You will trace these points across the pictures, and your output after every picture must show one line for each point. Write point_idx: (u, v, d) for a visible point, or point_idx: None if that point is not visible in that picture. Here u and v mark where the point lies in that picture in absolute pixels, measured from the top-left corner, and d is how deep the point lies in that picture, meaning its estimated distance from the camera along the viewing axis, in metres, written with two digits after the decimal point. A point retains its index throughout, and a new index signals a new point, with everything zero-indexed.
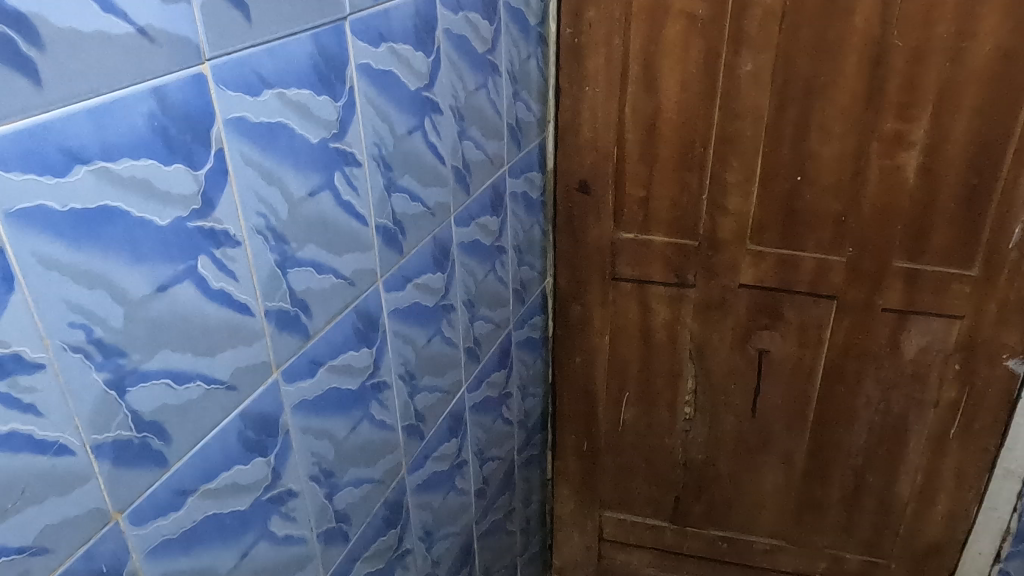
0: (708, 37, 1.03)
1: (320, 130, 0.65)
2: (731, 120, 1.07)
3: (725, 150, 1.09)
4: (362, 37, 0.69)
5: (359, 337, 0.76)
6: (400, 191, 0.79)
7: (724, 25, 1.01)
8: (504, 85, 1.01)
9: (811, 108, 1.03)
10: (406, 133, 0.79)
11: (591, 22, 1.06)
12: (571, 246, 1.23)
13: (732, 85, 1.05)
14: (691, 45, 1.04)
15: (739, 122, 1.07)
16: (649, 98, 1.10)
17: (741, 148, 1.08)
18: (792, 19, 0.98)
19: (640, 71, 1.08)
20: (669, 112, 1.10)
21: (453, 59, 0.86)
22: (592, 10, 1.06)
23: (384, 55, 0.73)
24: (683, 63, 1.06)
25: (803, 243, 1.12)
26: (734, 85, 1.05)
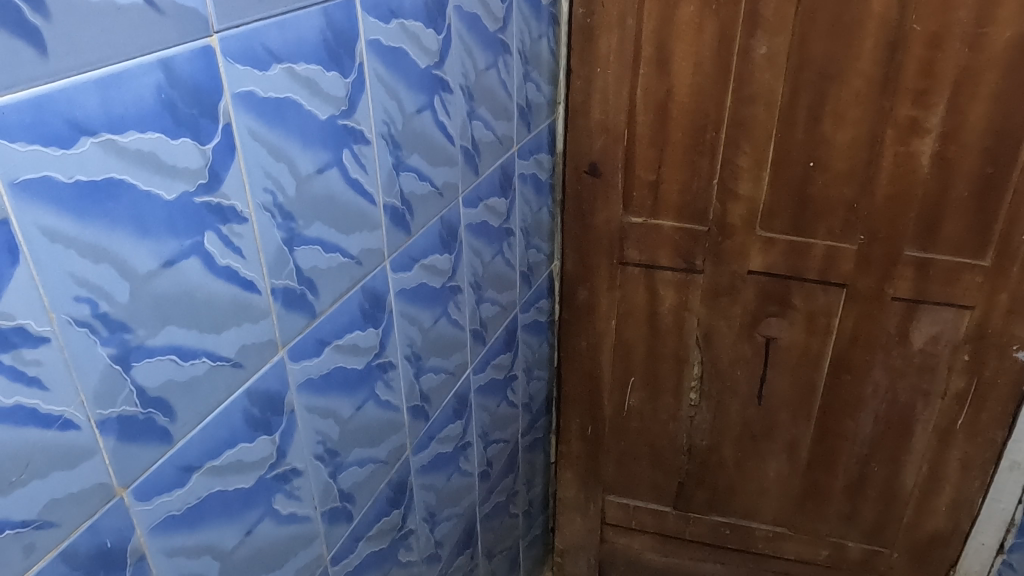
0: (722, 19, 1.01)
1: (328, 107, 0.64)
2: (743, 104, 1.06)
3: (737, 134, 1.08)
4: (373, 13, 0.68)
5: (365, 317, 0.75)
6: (409, 170, 0.79)
7: (739, 7, 1.00)
8: (515, 65, 1.00)
9: (825, 94, 1.02)
10: (415, 112, 0.78)
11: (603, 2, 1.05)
12: (579, 230, 1.22)
13: (746, 68, 1.03)
14: (705, 27, 1.03)
15: (752, 106, 1.05)
16: (661, 80, 1.08)
17: (752, 133, 1.07)
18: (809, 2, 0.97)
19: (653, 53, 1.07)
20: (681, 95, 1.08)
21: (464, 38, 0.85)
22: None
23: (395, 31, 0.72)
24: (697, 45, 1.04)
25: (814, 230, 1.11)
26: (747, 68, 1.03)
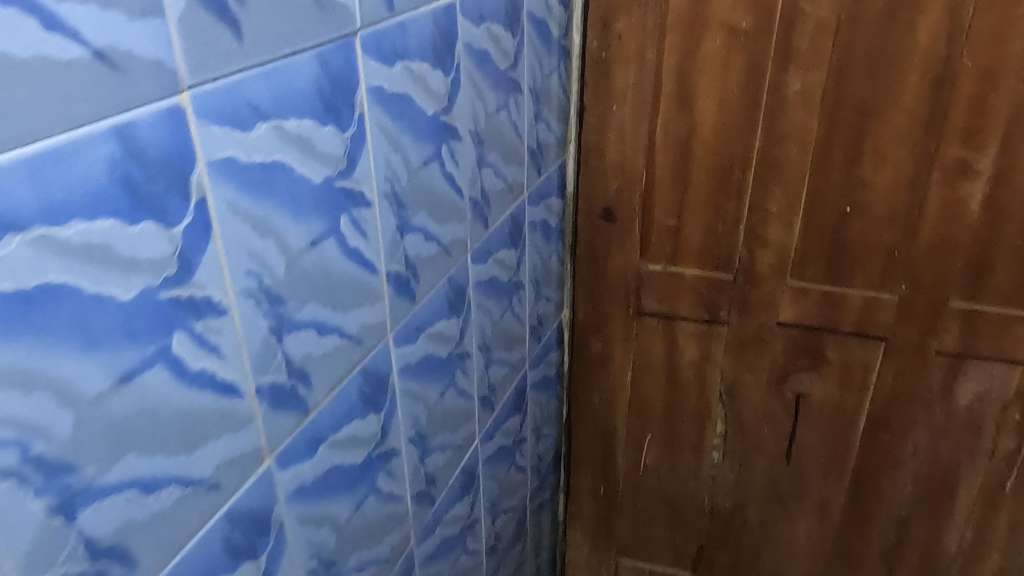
0: (751, 52, 0.93)
1: (324, 167, 0.54)
2: (774, 145, 0.96)
3: (767, 177, 0.98)
4: (375, 56, 0.58)
5: (365, 403, 0.65)
6: (414, 231, 0.69)
7: (771, 40, 0.91)
8: (526, 104, 0.90)
9: (864, 134, 0.93)
10: (421, 165, 0.68)
11: (620, 33, 0.96)
12: (592, 277, 1.13)
13: (778, 104, 0.94)
14: (732, 61, 0.94)
15: (784, 145, 0.96)
16: (683, 118, 0.99)
17: (784, 175, 0.98)
18: (849, 34, 0.88)
19: (675, 89, 0.97)
20: (705, 133, 0.99)
21: (474, 78, 0.76)
22: (623, 21, 0.95)
23: (399, 75, 0.62)
24: (723, 80, 0.95)
25: (850, 279, 1.02)
26: (779, 105, 0.94)
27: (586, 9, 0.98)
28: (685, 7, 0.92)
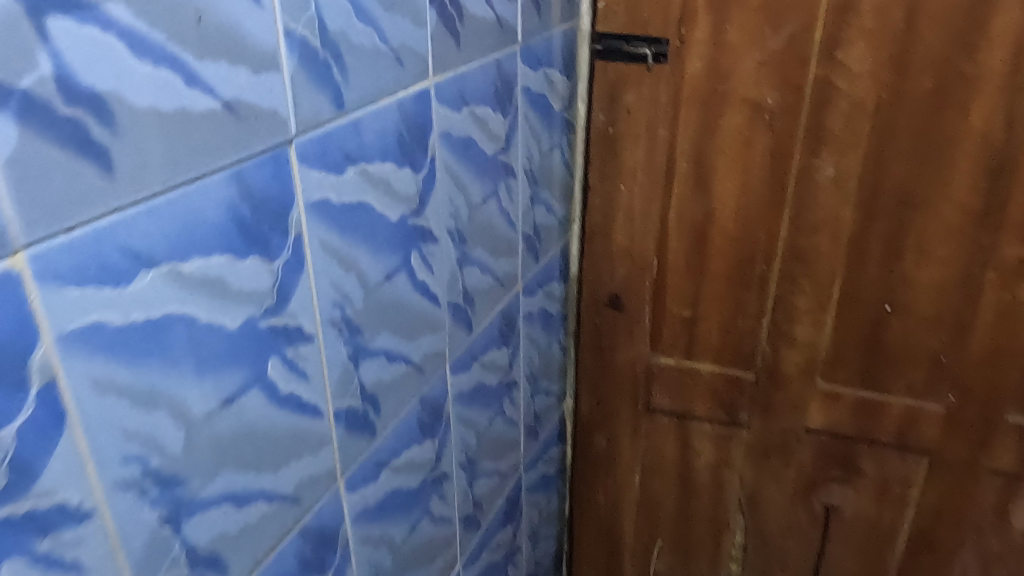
0: (777, 131, 0.82)
1: (244, 308, 0.44)
2: (802, 234, 0.85)
3: (794, 269, 0.87)
4: (318, 164, 0.48)
5: (305, 569, 0.54)
6: (373, 356, 0.58)
7: (800, 119, 0.80)
8: (519, 187, 0.80)
9: (906, 226, 0.81)
10: (383, 279, 0.58)
11: (629, 107, 0.86)
12: (598, 370, 1.02)
13: (807, 190, 0.83)
14: (755, 141, 0.83)
15: (814, 236, 0.85)
16: (700, 201, 0.88)
17: (813, 268, 0.86)
18: (890, 115, 0.77)
19: (690, 170, 0.87)
20: (724, 218, 0.88)
21: (454, 170, 0.66)
22: (632, 94, 0.85)
23: (352, 181, 0.52)
24: (745, 161, 0.84)
25: (888, 385, 0.89)
26: (808, 190, 0.83)
27: (592, 79, 0.88)
28: (702, 80, 0.82)
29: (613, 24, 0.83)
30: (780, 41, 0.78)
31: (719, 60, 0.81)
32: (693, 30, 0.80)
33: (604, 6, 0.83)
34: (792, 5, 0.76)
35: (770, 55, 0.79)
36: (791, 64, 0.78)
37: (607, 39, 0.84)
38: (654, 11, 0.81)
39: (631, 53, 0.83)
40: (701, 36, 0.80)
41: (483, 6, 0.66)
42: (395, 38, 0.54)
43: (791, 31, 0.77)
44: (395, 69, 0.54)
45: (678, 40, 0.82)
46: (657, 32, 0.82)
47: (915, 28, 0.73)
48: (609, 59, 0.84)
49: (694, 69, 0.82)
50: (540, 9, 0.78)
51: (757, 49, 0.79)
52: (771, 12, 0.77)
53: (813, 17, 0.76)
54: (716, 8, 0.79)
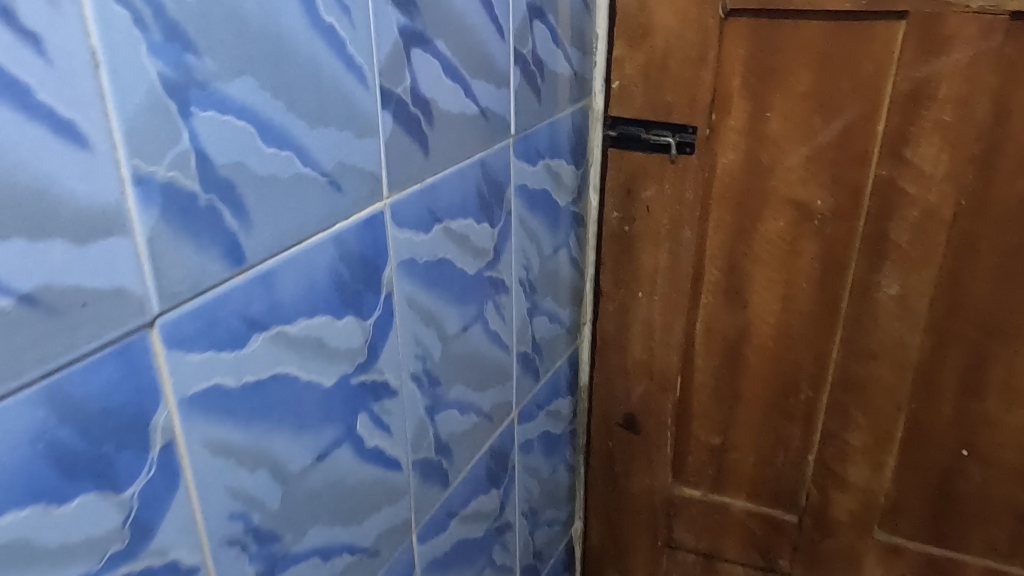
0: (827, 239, 0.69)
1: (69, 567, 0.31)
2: (857, 361, 0.71)
3: (846, 400, 0.73)
4: (200, 342, 0.35)
5: None
6: (300, 560, 0.45)
7: (856, 225, 0.67)
8: (513, 302, 0.67)
9: (987, 358, 0.67)
10: (313, 461, 0.44)
11: (650, 204, 0.74)
12: (610, 495, 0.88)
13: (866, 309, 0.69)
14: (801, 249, 0.70)
15: (874, 364, 0.71)
16: (732, 314, 0.75)
17: (870, 401, 0.72)
18: (970, 225, 0.64)
19: (722, 278, 0.74)
20: (761, 336, 0.75)
21: (420, 303, 0.52)
22: (652, 189, 0.73)
23: (262, 352, 0.39)
24: (789, 272, 0.71)
25: (964, 542, 0.74)
26: (866, 309, 0.69)
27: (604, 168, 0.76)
28: (737, 175, 0.70)
29: (631, 108, 0.72)
30: (832, 133, 0.66)
31: (758, 153, 0.69)
32: (726, 118, 0.69)
33: (619, 86, 0.71)
34: (848, 92, 0.64)
35: (819, 149, 0.67)
36: (845, 162, 0.66)
37: (622, 124, 0.72)
38: (680, 95, 0.69)
39: (652, 141, 0.71)
40: (735, 125, 0.69)
41: (460, 98, 0.53)
42: (328, 158, 0.41)
43: (845, 122, 0.65)
44: (329, 198, 0.41)
45: (708, 128, 0.69)
46: (682, 119, 0.70)
47: (1004, 123, 0.60)
48: (625, 146, 0.73)
49: (727, 162, 0.70)
50: (540, 92, 0.65)
51: (804, 142, 0.67)
52: (820, 99, 0.65)
53: (874, 105, 0.64)
54: (755, 94, 0.67)
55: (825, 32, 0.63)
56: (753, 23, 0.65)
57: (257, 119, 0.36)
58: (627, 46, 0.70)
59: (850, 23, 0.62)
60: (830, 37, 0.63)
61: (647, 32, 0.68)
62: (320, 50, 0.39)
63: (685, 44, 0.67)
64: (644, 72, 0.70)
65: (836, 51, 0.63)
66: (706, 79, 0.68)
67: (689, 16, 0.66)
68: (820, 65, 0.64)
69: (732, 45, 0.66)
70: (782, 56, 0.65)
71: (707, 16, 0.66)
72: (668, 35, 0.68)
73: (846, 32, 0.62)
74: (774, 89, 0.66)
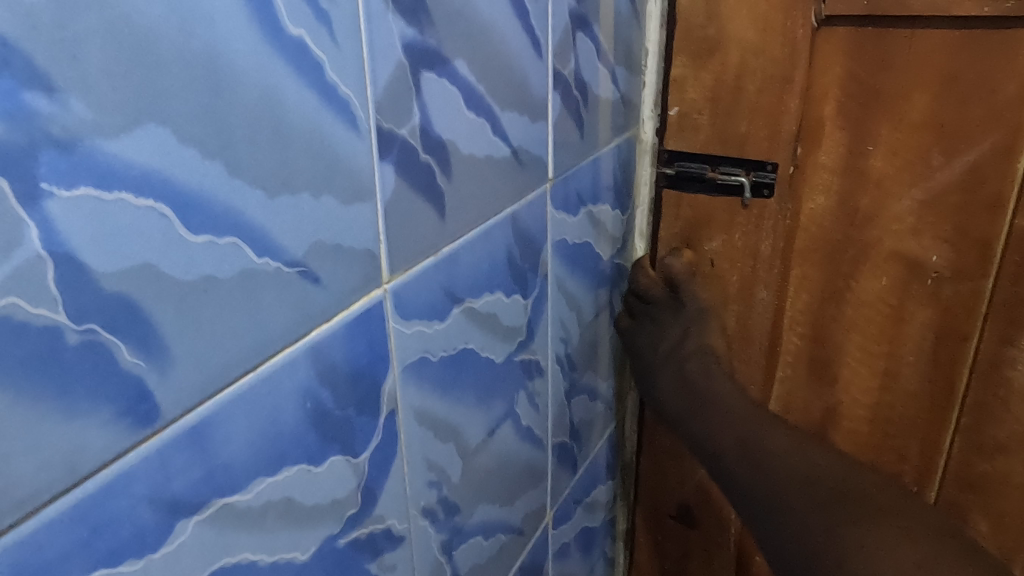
0: (946, 304, 0.59)
1: None
2: (979, 456, 0.62)
3: (965, 499, 0.64)
4: (81, 555, 0.22)
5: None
6: None
7: (984, 286, 0.57)
8: (550, 385, 0.53)
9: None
10: None
11: (715, 258, 0.64)
12: (687, 403, 0.60)
13: (994, 393, 0.59)
14: (909, 314, 0.60)
15: (1001, 458, 0.61)
16: (818, 394, 0.66)
17: (997, 504, 0.63)
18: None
19: (805, 348, 0.65)
20: (852, 419, 0.66)
21: (434, 413, 0.39)
22: (717, 241, 0.64)
23: (201, 541, 0.26)
24: (893, 342, 0.61)
25: None
26: (996, 394, 0.59)
27: (658, 217, 0.66)
28: (830, 226, 0.60)
29: (693, 142, 0.61)
30: (955, 174, 0.55)
31: (857, 198, 0.59)
32: (815, 153, 0.58)
33: (678, 115, 0.61)
34: (979, 121, 0.53)
35: (935, 194, 0.56)
36: (975, 210, 0.55)
37: (682, 161, 0.62)
38: (758, 124, 0.58)
39: (719, 181, 0.61)
40: (828, 162, 0.58)
41: (488, 137, 0.39)
42: (299, 240, 0.27)
43: (974, 159, 0.54)
44: (301, 296, 0.28)
45: (791, 164, 0.59)
46: (759, 155, 0.59)
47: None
48: (687, 185, 0.63)
49: (815, 208, 0.60)
50: (582, 123, 0.52)
51: (916, 185, 0.56)
52: (942, 129, 0.54)
53: (1014, 138, 0.52)
54: (855, 123, 0.56)
55: (948, 46, 0.52)
56: (855, 36, 0.54)
57: (174, 193, 0.22)
58: (690, 63, 0.59)
59: (984, 35, 0.51)
60: (957, 52, 0.52)
61: (719, 47, 0.57)
62: (282, 76, 0.25)
63: (768, 62, 0.56)
64: (711, 97, 0.59)
65: (964, 71, 0.52)
66: (792, 105, 0.57)
67: (771, 26, 0.55)
68: (943, 89, 0.53)
69: (826, 64, 0.55)
70: (891, 77, 0.54)
71: (797, 27, 0.55)
72: (743, 49, 0.57)
73: (979, 47, 0.51)
74: (882, 115, 0.55)
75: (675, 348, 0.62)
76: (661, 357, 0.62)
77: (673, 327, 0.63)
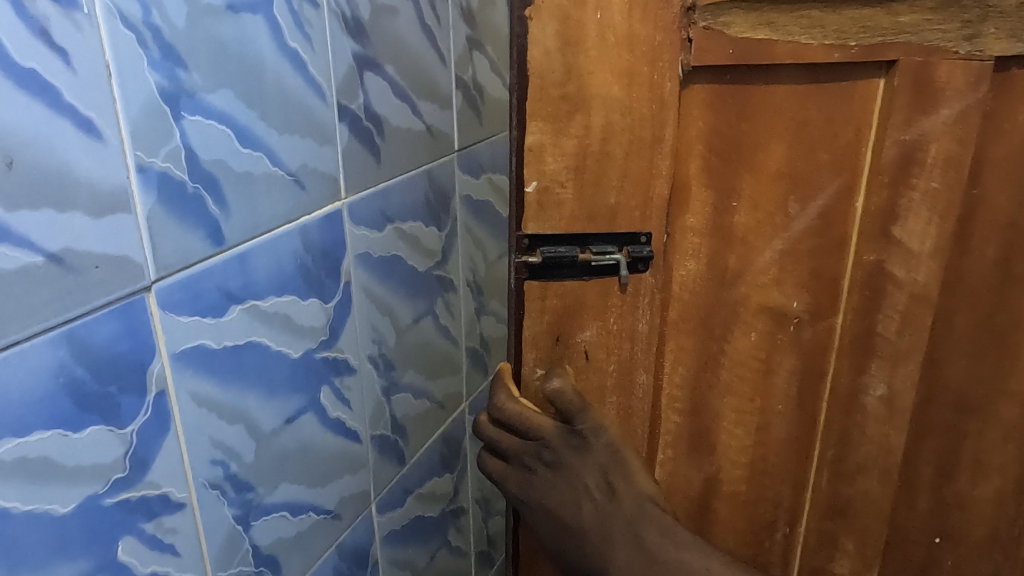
0: (807, 348, 0.56)
1: (87, 486, 0.38)
2: (843, 482, 0.60)
3: (832, 528, 0.62)
4: (186, 308, 0.42)
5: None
6: (272, 511, 0.51)
7: (836, 322, 0.56)
8: (462, 303, 0.75)
9: (961, 443, 0.60)
10: (282, 425, 0.51)
11: (589, 350, 0.52)
12: None
13: (853, 421, 0.58)
14: (778, 366, 0.56)
15: (860, 479, 0.60)
16: (698, 467, 0.59)
17: (858, 523, 0.62)
18: (947, 299, 0.55)
19: (685, 426, 0.57)
20: (732, 482, 0.60)
21: (374, 293, 0.60)
22: (592, 329, 0.52)
23: (238, 324, 0.46)
24: (765, 396, 0.57)
25: None
26: (853, 420, 0.58)
27: (518, 313, 0.51)
28: (701, 287, 0.53)
29: (557, 220, 0.48)
30: (808, 221, 0.52)
31: (725, 257, 0.53)
32: (683, 214, 0.51)
33: (536, 189, 0.48)
34: (824, 165, 0.51)
35: (796, 242, 0.53)
36: (823, 252, 0.53)
37: (546, 244, 0.49)
38: (627, 192, 0.48)
39: (592, 263, 0.49)
40: (694, 224, 0.52)
41: (407, 115, 0.61)
42: (293, 160, 0.49)
43: (823, 205, 0.52)
44: (294, 194, 0.49)
45: (665, 232, 0.51)
46: (630, 226, 0.49)
47: (977, 185, 0.52)
48: (557, 271, 0.50)
49: (687, 274, 0.53)
50: (480, 113, 0.74)
51: (779, 235, 0.52)
52: (795, 177, 0.51)
53: (854, 179, 0.52)
54: (719, 178, 0.50)
55: (792, 95, 0.49)
56: (715, 89, 0.48)
57: (232, 123, 0.43)
58: (547, 128, 0.46)
59: (826, 79, 0.49)
60: (802, 102, 0.49)
61: (581, 105, 0.46)
62: (282, 68, 0.46)
63: (635, 119, 0.46)
64: (576, 165, 0.47)
65: (815, 116, 0.49)
66: (661, 166, 0.48)
67: (636, 79, 0.45)
68: (796, 136, 0.50)
69: (689, 117, 0.49)
70: (750, 126, 0.49)
71: (665, 79, 0.46)
72: (608, 107, 0.46)
73: (822, 93, 0.49)
74: (739, 167, 0.50)
75: (605, 511, 0.52)
76: (592, 520, 0.53)
77: (588, 476, 0.53)
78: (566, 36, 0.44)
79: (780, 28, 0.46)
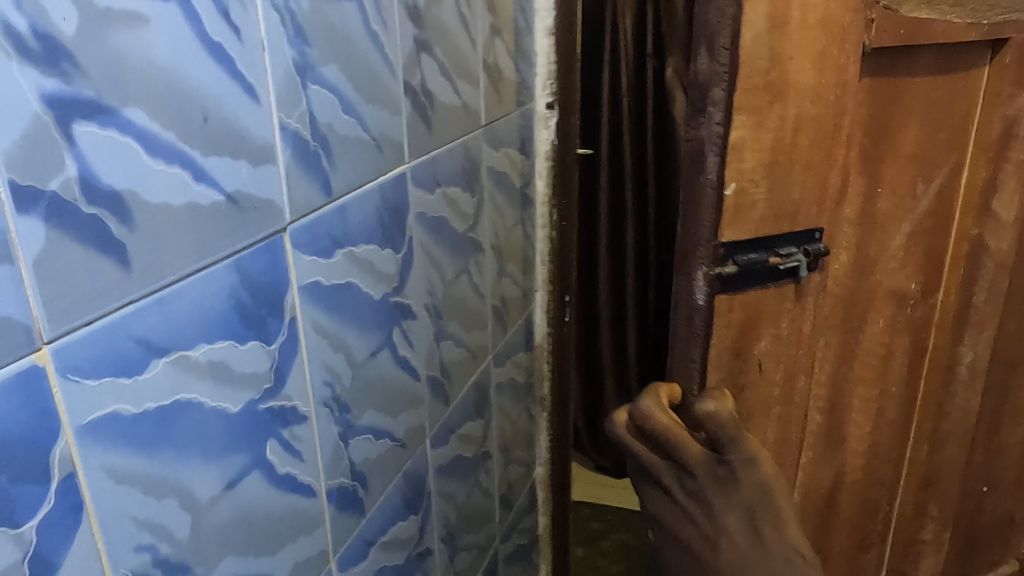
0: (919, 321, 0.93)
1: (247, 392, 0.45)
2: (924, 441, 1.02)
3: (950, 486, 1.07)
4: (307, 249, 0.50)
5: (406, 506, 0.69)
6: (362, 432, 0.59)
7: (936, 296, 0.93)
8: (487, 263, 0.84)
9: (1004, 402, 1.06)
10: (368, 356, 0.59)
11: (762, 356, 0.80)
12: None
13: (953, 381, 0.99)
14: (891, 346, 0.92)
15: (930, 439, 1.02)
16: (829, 462, 0.94)
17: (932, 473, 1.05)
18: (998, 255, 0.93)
19: (821, 421, 0.90)
20: (851, 469, 0.97)
21: (430, 249, 0.68)
22: (766, 336, 0.79)
23: (340, 265, 0.54)
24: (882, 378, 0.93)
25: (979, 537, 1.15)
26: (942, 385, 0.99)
27: (713, 326, 0.75)
28: (852, 270, 0.84)
29: (746, 224, 0.73)
30: (929, 198, 0.86)
31: (866, 242, 0.84)
32: (842, 211, 0.81)
33: (733, 189, 0.71)
34: (944, 139, 0.84)
35: (918, 223, 0.87)
36: (935, 230, 0.89)
37: (738, 254, 0.73)
38: (810, 192, 0.76)
39: (781, 263, 0.76)
40: (849, 217, 0.81)
41: (450, 92, 0.69)
42: (374, 126, 0.57)
43: (939, 182, 0.86)
44: (375, 155, 0.57)
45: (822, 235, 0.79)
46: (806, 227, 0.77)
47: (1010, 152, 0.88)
48: (740, 277, 0.74)
49: (840, 265, 0.83)
50: (499, 92, 0.82)
51: (907, 217, 0.86)
52: (921, 158, 0.83)
53: (960, 153, 0.86)
54: (871, 164, 0.80)
55: (932, 74, 0.80)
56: (874, 72, 0.75)
57: (336, 92, 0.51)
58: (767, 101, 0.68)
59: (953, 58, 0.80)
60: (933, 83, 0.80)
61: (776, 95, 0.69)
62: (369, 48, 0.55)
63: (818, 110, 0.73)
64: (768, 161, 0.71)
65: (943, 93, 0.81)
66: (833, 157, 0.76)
67: (827, 61, 0.71)
68: (928, 112, 0.81)
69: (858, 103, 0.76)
70: (895, 110, 0.79)
71: (847, 62, 0.72)
72: (799, 103, 0.71)
73: (927, 81, 0.80)
74: (883, 157, 0.80)
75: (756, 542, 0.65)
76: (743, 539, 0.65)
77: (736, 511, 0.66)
78: (771, 19, 0.65)
79: (935, 10, 0.75)
